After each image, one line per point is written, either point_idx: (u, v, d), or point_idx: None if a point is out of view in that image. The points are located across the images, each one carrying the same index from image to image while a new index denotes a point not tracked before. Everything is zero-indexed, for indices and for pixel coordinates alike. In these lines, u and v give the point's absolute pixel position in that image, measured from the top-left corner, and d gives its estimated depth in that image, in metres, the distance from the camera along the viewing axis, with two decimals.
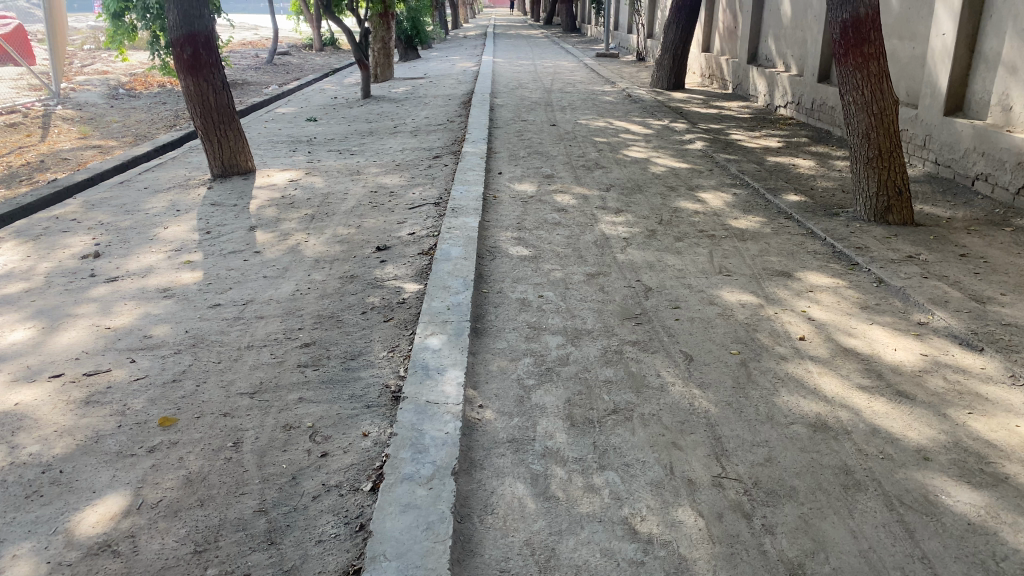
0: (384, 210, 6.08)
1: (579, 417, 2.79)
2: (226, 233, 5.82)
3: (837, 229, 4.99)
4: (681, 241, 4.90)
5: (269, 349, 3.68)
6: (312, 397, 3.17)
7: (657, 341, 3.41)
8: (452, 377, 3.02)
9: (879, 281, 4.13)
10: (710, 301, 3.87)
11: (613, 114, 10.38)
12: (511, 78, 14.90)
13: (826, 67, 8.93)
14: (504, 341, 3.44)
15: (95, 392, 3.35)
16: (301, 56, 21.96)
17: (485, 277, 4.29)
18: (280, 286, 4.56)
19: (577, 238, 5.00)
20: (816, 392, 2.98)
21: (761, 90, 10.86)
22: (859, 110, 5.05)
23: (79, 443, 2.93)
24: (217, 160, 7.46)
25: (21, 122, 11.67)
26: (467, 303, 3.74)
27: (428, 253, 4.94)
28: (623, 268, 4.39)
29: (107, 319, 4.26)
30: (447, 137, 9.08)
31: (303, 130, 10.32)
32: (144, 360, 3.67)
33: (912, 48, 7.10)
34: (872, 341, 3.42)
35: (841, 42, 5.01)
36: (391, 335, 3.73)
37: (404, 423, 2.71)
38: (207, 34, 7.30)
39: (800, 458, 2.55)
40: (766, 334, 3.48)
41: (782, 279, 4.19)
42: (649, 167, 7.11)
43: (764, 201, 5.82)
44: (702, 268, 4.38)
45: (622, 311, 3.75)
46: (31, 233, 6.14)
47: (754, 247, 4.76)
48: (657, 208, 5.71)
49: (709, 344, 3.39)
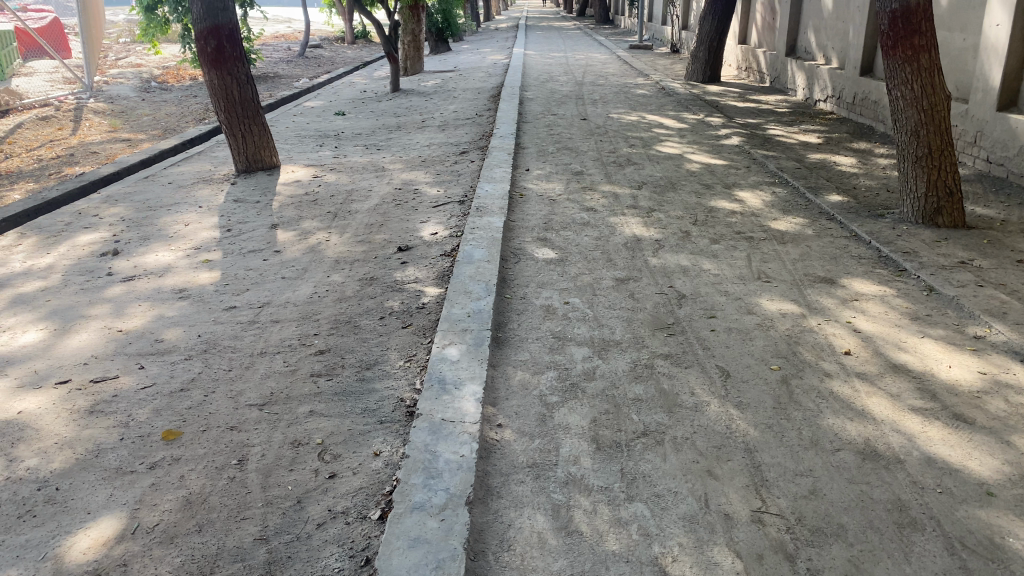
0: (408, 208, 5.92)
1: (606, 440, 2.58)
2: (247, 231, 5.68)
3: (883, 232, 4.72)
4: (716, 244, 4.66)
5: (282, 357, 3.52)
6: (324, 409, 3.00)
7: (691, 355, 3.18)
8: (470, 393, 2.83)
9: (929, 289, 3.87)
10: (748, 310, 3.64)
11: (645, 108, 10.12)
12: (542, 70, 14.68)
13: (869, 60, 8.59)
14: (527, 352, 3.24)
15: (101, 401, 3.21)
16: (333, 49, 21.90)
17: (509, 281, 4.10)
18: (297, 288, 4.41)
19: (607, 239, 4.78)
20: (865, 414, 2.75)
21: (800, 84, 10.52)
22: (908, 105, 4.76)
23: (78, 458, 2.78)
24: (241, 155, 7.34)
25: (53, 115, 11.69)
26: (488, 310, 3.55)
27: (451, 254, 4.76)
28: (655, 273, 4.17)
29: (119, 322, 4.13)
30: (476, 132, 8.90)
31: (331, 123, 10.19)
32: (153, 367, 3.52)
33: (962, 39, 6.77)
34: (924, 356, 3.17)
35: (890, 33, 4.71)
36: (409, 343, 3.55)
37: (416, 443, 2.52)
38: (231, 27, 7.17)
39: (849, 492, 2.32)
40: (809, 348, 3.25)
41: (825, 287, 3.95)
42: (684, 163, 6.86)
43: (804, 201, 5.55)
44: (740, 273, 4.15)
45: (653, 320, 3.53)
46: (52, 229, 6.06)
47: (794, 250, 4.51)
48: (690, 207, 5.48)
49: (747, 358, 3.16)
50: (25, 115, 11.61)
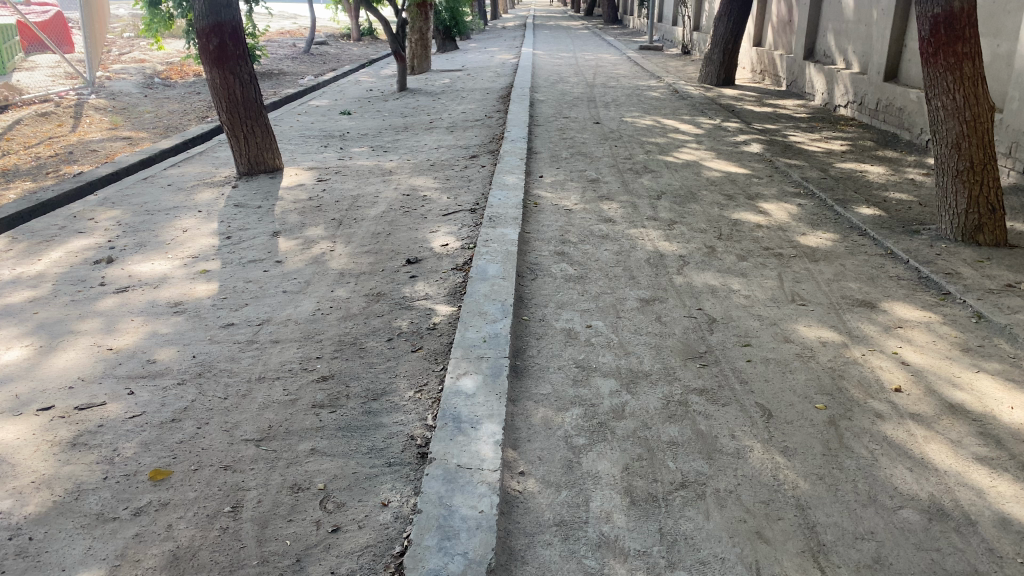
0: (417, 216, 5.66)
1: (640, 493, 2.32)
2: (248, 239, 5.43)
3: (920, 250, 4.45)
4: (744, 261, 4.40)
5: (282, 383, 3.25)
6: (326, 447, 2.74)
7: (728, 390, 2.92)
8: (487, 434, 2.57)
9: (977, 315, 3.61)
10: (785, 338, 3.37)
11: (660, 111, 9.85)
12: (551, 71, 14.41)
13: (894, 65, 8.31)
14: (548, 384, 2.98)
15: (84, 432, 2.95)
16: (339, 46, 21.66)
17: (525, 300, 3.84)
18: (299, 304, 4.15)
19: (628, 254, 4.52)
20: (926, 464, 2.48)
21: (819, 89, 10.24)
22: (949, 116, 4.49)
23: (56, 501, 2.52)
24: (243, 156, 7.08)
25: (54, 111, 11.44)
26: (505, 334, 3.29)
27: (462, 268, 4.50)
28: (681, 293, 3.91)
29: (110, 338, 3.88)
30: (485, 135, 8.64)
31: (337, 123, 9.94)
32: (144, 392, 3.26)
33: (996, 45, 6.48)
34: (982, 395, 2.90)
35: (931, 40, 4.44)
36: (419, 370, 3.29)
37: (429, 495, 2.26)
38: (234, 24, 6.91)
39: (917, 561, 2.06)
40: (855, 384, 2.98)
41: (864, 311, 3.68)
42: (703, 171, 6.60)
43: (834, 214, 5.29)
44: (772, 294, 3.88)
45: (684, 349, 3.27)
46: (45, 234, 5.80)
47: (827, 269, 4.24)
48: (714, 219, 5.22)
49: (789, 395, 2.89)
50: (24, 111, 11.37)
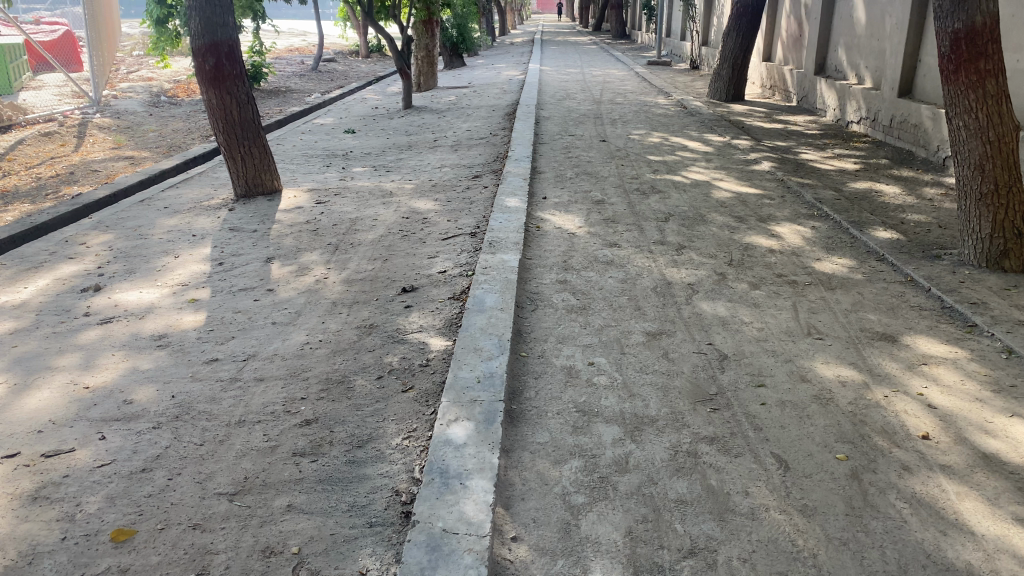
0: (415, 240, 5.47)
1: (643, 562, 2.10)
2: (240, 265, 5.23)
3: (943, 278, 4.21)
4: (757, 289, 4.18)
5: (263, 427, 3.05)
6: (303, 503, 2.53)
7: (741, 439, 2.69)
8: (477, 491, 2.35)
9: (1007, 351, 3.37)
10: (801, 377, 3.14)
11: (668, 128, 9.66)
12: (558, 87, 14.25)
13: (909, 80, 8.08)
14: (546, 432, 2.75)
15: (47, 484, 2.75)
16: (346, 64, 21.58)
17: (525, 334, 3.63)
18: (288, 337, 3.95)
19: (634, 282, 4.31)
20: (963, 527, 2.24)
21: (830, 105, 10.03)
22: (971, 136, 4.26)
23: (7, 566, 2.31)
24: (240, 179, 6.92)
25: (57, 131, 11.34)
26: (501, 374, 3.08)
27: (460, 297, 4.29)
28: (690, 325, 3.69)
29: (87, 376, 3.68)
30: (489, 154, 8.46)
31: (340, 142, 9.79)
32: (116, 438, 3.05)
33: (1017, 60, 6.25)
34: (1019, 444, 2.66)
35: (952, 56, 4.23)
36: (408, 413, 3.08)
37: (410, 565, 2.04)
38: (231, 43, 6.72)
39: None
40: (879, 430, 2.75)
41: (885, 346, 3.45)
42: (713, 191, 6.39)
43: (849, 237, 5.06)
44: (787, 327, 3.65)
45: (693, 390, 3.04)
46: (35, 260, 5.64)
47: (845, 299, 4.01)
48: (724, 243, 5.00)
49: (806, 443, 2.67)
50: (28, 131, 11.27)
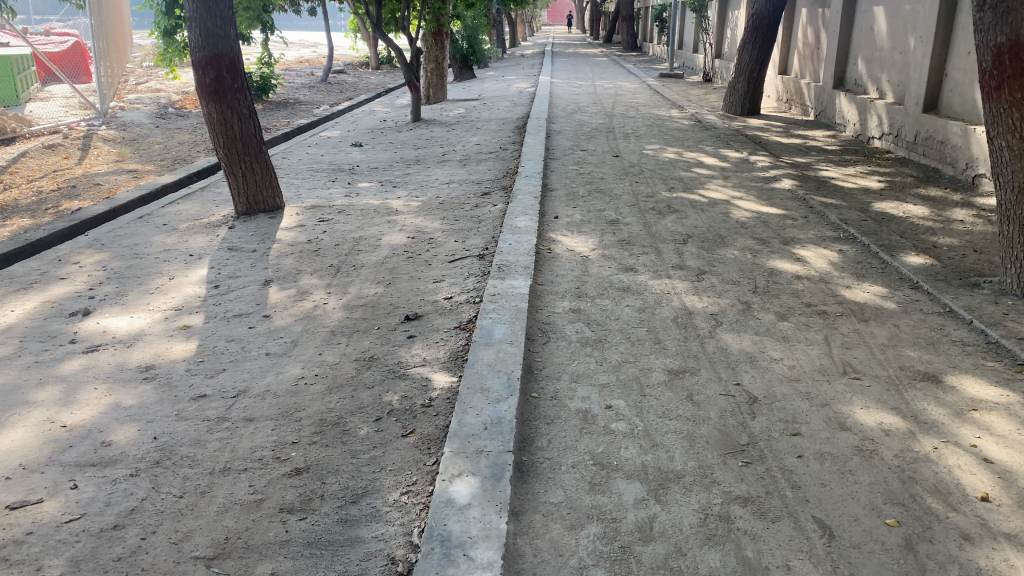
0: (421, 262, 5.21)
1: None
2: (237, 288, 4.98)
3: (984, 309, 3.93)
4: (785, 321, 3.89)
5: (248, 477, 2.78)
6: (288, 572, 2.27)
7: (778, 500, 2.41)
8: (482, 565, 2.08)
9: None
10: (839, 425, 2.85)
11: (682, 143, 9.39)
12: (570, 100, 14.00)
13: (935, 94, 7.79)
14: (560, 491, 2.47)
15: (8, 542, 2.48)
16: (356, 75, 21.35)
17: (535, 371, 3.35)
18: (282, 371, 3.68)
19: (652, 312, 4.03)
20: None
21: (850, 118, 9.75)
22: (1016, 157, 3.98)
23: None
24: (242, 196, 6.68)
25: (61, 143, 11.15)
26: (510, 420, 2.80)
27: (466, 327, 4.03)
28: (715, 362, 3.41)
29: (66, 412, 3.42)
30: (499, 169, 8.20)
31: (347, 156, 9.56)
32: (89, 487, 2.79)
33: None
34: None
35: (995, 72, 3.95)
36: (408, 462, 2.81)
37: None
38: (233, 56, 6.49)
39: None
40: (932, 490, 2.46)
41: (929, 388, 3.16)
42: (732, 211, 6.12)
43: (879, 262, 4.78)
44: (820, 365, 3.37)
45: (722, 440, 2.76)
46: (24, 280, 5.40)
47: (880, 331, 3.73)
48: (747, 268, 4.72)
49: (851, 506, 2.38)
50: (31, 142, 11.09)
